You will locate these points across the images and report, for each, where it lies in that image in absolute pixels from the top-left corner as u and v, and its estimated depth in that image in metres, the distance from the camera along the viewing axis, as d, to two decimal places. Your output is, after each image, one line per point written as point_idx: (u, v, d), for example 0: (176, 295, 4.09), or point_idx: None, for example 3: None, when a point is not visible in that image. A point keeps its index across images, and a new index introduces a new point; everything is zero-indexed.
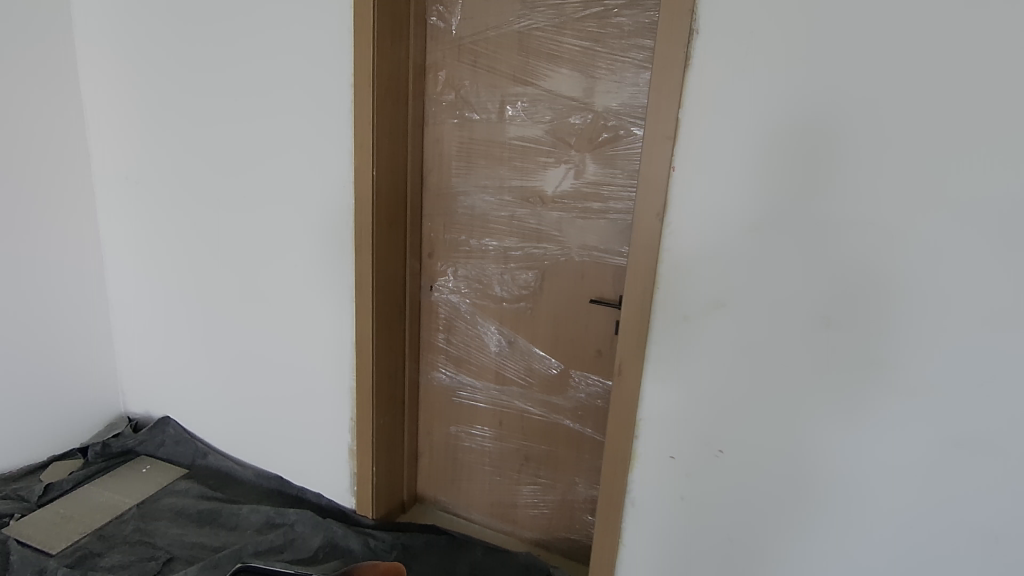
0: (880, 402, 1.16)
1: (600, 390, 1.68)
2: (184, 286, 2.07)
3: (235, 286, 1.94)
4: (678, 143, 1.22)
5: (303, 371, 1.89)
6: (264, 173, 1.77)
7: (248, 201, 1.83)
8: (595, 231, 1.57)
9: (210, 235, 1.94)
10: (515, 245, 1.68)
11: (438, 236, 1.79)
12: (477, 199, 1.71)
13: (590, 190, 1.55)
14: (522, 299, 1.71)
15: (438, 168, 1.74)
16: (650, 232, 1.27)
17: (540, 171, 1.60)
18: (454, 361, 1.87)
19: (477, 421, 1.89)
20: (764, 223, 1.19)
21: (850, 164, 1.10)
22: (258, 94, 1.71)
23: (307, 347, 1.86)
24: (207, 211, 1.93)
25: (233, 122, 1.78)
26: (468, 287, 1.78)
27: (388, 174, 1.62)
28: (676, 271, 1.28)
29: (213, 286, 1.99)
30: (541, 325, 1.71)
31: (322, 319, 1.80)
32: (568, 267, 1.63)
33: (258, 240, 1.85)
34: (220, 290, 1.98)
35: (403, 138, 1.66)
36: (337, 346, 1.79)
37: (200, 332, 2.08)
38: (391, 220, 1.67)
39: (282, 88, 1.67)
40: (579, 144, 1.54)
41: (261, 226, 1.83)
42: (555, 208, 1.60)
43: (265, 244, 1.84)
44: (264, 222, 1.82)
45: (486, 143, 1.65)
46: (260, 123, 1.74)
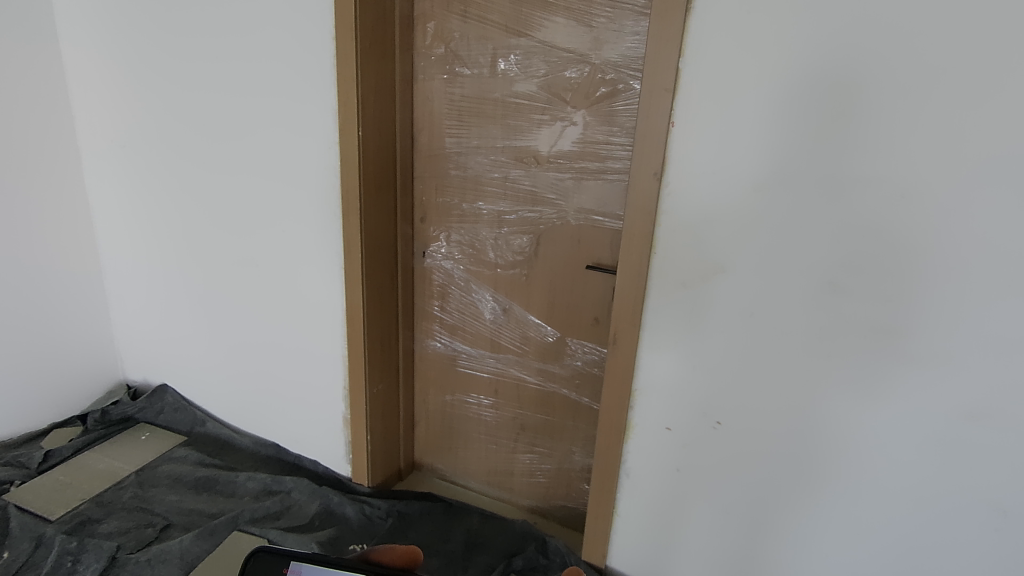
0: (888, 371, 1.10)
1: (598, 359, 1.63)
2: (175, 253, 2.02)
3: (226, 251, 1.89)
4: (678, 96, 1.14)
5: (296, 338, 1.85)
6: (250, 133, 1.70)
7: (236, 165, 1.76)
8: (593, 193, 1.49)
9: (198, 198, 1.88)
10: (509, 208, 1.61)
11: (430, 200, 1.72)
12: (469, 159, 1.63)
13: (588, 149, 1.47)
14: (517, 265, 1.65)
15: (429, 127, 1.66)
16: (647, 192, 1.19)
17: (535, 129, 1.52)
18: (449, 328, 1.83)
19: (474, 389, 1.85)
20: (768, 181, 1.11)
21: (863, 116, 1.02)
22: (239, 46, 1.62)
23: (301, 314, 1.82)
24: (195, 173, 1.86)
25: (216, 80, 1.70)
26: (461, 252, 1.72)
27: (375, 134, 1.55)
28: (674, 234, 1.20)
29: (204, 251, 1.95)
30: (537, 292, 1.65)
31: (314, 286, 1.75)
32: (565, 231, 1.55)
33: (246, 203, 1.78)
34: (211, 256, 1.94)
35: (392, 97, 1.58)
36: (330, 312, 1.76)
37: (195, 298, 2.05)
38: (380, 183, 1.61)
39: (263, 40, 1.57)
40: (576, 100, 1.45)
41: (250, 190, 1.77)
42: (550, 168, 1.52)
43: (253, 207, 1.78)
44: (252, 184, 1.76)
45: (478, 100, 1.57)
46: (242, 79, 1.65)
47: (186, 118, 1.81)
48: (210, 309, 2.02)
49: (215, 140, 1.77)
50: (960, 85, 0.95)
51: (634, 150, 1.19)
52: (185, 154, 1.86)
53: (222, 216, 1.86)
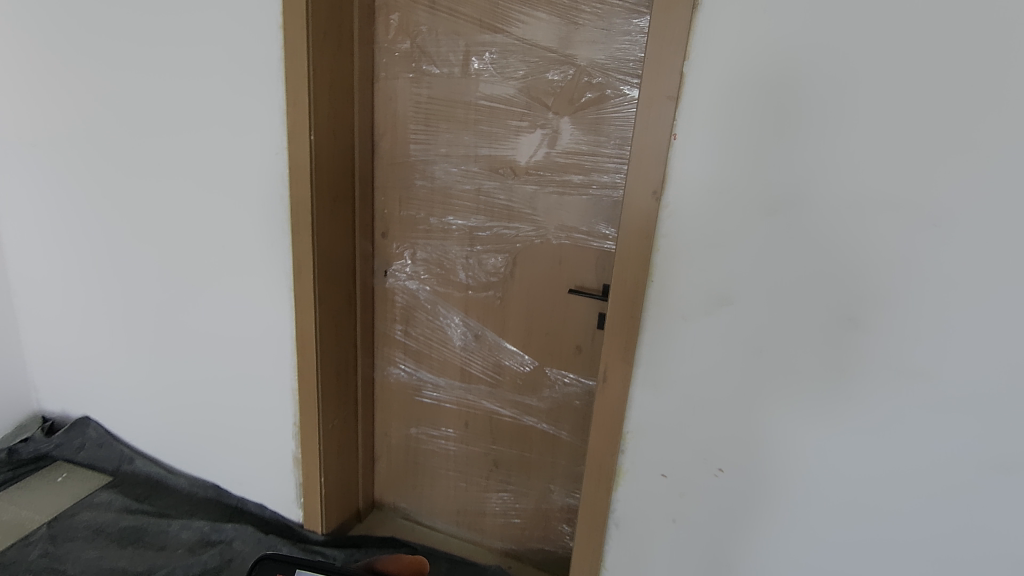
0: (911, 418, 0.99)
1: (580, 390, 1.48)
2: (94, 269, 1.76)
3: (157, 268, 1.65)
4: (682, 105, 1.00)
5: (238, 368, 1.63)
6: (183, 134, 1.46)
7: (167, 170, 1.52)
8: (576, 209, 1.34)
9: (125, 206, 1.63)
10: (482, 224, 1.44)
11: (393, 213, 1.54)
12: (438, 169, 1.45)
13: (571, 160, 1.32)
14: (490, 286, 1.48)
15: (392, 132, 1.47)
16: (644, 212, 1.05)
17: (511, 137, 1.36)
18: (414, 355, 1.65)
19: (442, 422, 1.68)
20: (782, 204, 0.98)
21: (891, 134, 0.90)
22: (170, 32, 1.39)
23: (241, 341, 1.59)
24: (117, 179, 1.61)
25: (143, 71, 1.46)
26: (428, 271, 1.54)
27: (330, 139, 1.35)
28: (673, 261, 1.06)
29: (130, 267, 1.69)
30: (513, 317, 1.49)
31: (258, 310, 1.53)
32: (544, 250, 1.40)
33: (179, 214, 1.54)
34: (141, 273, 1.69)
35: (350, 98, 1.39)
36: (276, 340, 1.53)
37: (121, 321, 1.79)
38: (336, 195, 1.41)
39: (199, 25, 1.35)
40: (559, 106, 1.30)
41: (183, 199, 1.53)
42: (529, 180, 1.37)
43: (188, 219, 1.54)
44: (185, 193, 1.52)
45: (448, 103, 1.39)
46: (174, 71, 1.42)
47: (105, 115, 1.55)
48: (137, 334, 1.76)
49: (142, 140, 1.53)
50: (1004, 100, 0.84)
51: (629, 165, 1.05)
52: (106, 156, 1.60)
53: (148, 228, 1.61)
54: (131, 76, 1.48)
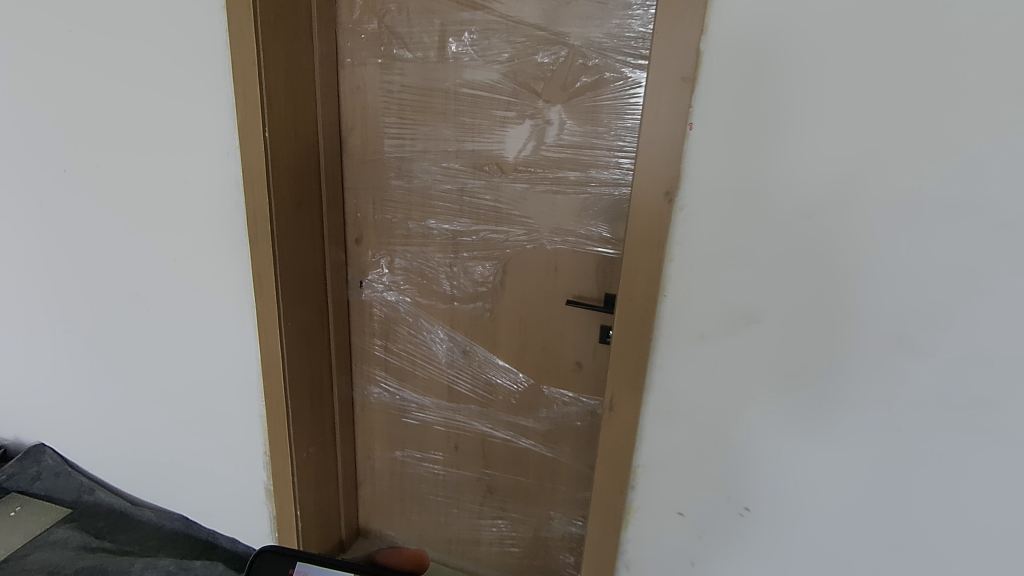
0: (970, 453, 0.85)
1: (580, 410, 1.33)
2: (26, 288, 1.54)
3: (97, 286, 1.44)
4: (698, 89, 0.83)
5: (201, 394, 1.45)
6: (114, 131, 1.25)
7: (97, 174, 1.30)
8: (572, 210, 1.18)
9: (49, 216, 1.39)
10: (466, 228, 1.28)
11: (367, 217, 1.37)
12: (415, 167, 1.29)
13: (566, 154, 1.16)
14: (478, 298, 1.33)
15: (362, 126, 1.30)
16: (655, 218, 0.89)
17: (497, 129, 1.19)
18: (395, 373, 1.49)
19: (429, 446, 1.53)
20: (821, 205, 0.82)
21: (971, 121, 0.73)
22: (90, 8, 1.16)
23: (204, 364, 1.41)
24: (38, 187, 1.37)
25: (59, 58, 1.23)
26: (408, 281, 1.38)
27: (289, 136, 1.18)
28: (690, 274, 0.90)
29: (66, 286, 1.48)
30: (504, 331, 1.33)
31: (220, 330, 1.36)
32: (537, 257, 1.24)
33: (118, 224, 1.33)
34: (78, 291, 1.47)
35: (311, 88, 1.21)
36: (243, 363, 1.36)
37: (62, 345, 1.58)
38: (300, 199, 1.24)
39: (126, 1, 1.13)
40: (550, 93, 1.13)
41: (120, 206, 1.31)
42: (517, 178, 1.20)
43: (127, 231, 1.33)
44: (121, 199, 1.31)
45: (424, 92, 1.23)
46: (97, 55, 1.19)
47: (18, 112, 1.32)
48: (85, 357, 1.56)
49: (65, 140, 1.30)
50: None
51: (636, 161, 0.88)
52: (22, 160, 1.36)
53: (84, 240, 1.39)
54: (43, 64, 1.24)
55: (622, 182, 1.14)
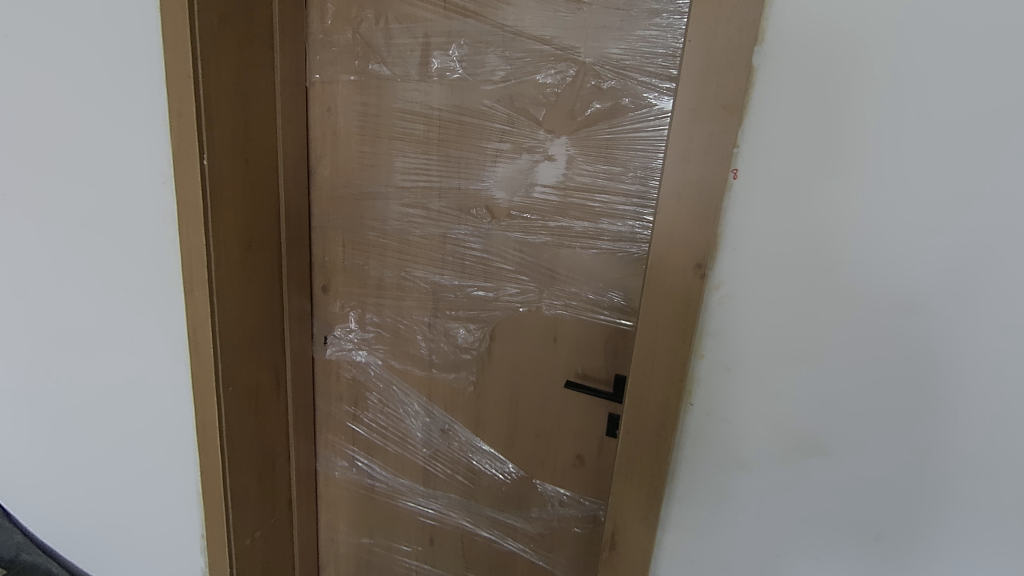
0: None
1: (581, 514, 1.06)
2: None
3: (23, 324, 1.22)
4: (748, 121, 0.58)
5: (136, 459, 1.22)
6: (38, 148, 1.04)
7: (20, 196, 1.09)
8: (576, 268, 0.94)
9: None
10: (449, 282, 1.05)
11: (336, 261, 1.15)
12: (390, 205, 1.07)
13: (571, 199, 0.92)
14: (460, 367, 1.08)
15: (333, 154, 1.09)
16: (681, 299, 0.63)
17: (486, 165, 0.96)
18: (363, 446, 1.25)
19: (400, 535, 1.28)
20: (926, 295, 0.56)
21: None
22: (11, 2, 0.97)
23: (138, 427, 1.18)
24: None
25: None
26: (380, 340, 1.15)
27: (237, 164, 0.97)
28: (728, 376, 0.64)
29: None
30: (491, 408, 1.08)
31: (156, 388, 1.13)
32: (532, 323, 1.00)
33: (42, 256, 1.12)
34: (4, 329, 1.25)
35: (271, 108, 1.01)
36: (181, 429, 1.14)
37: None
38: (251, 237, 1.03)
39: None
40: (552, 122, 0.90)
41: (45, 235, 1.10)
42: (511, 225, 0.97)
43: (53, 264, 1.12)
44: (47, 227, 1.10)
45: (404, 117, 1.01)
46: (20, 57, 1.00)
47: None
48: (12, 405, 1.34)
49: None
50: None
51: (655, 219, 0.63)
52: None
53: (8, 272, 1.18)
54: None
55: (641, 237, 0.89)
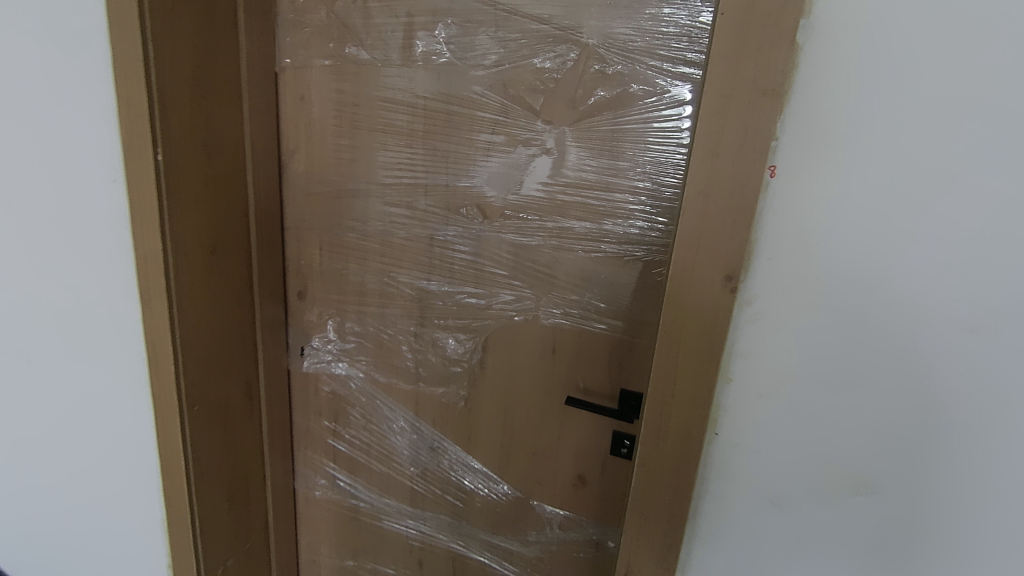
0: None
1: (582, 538, 0.98)
2: None
3: None
4: (788, 109, 0.49)
5: (85, 491, 1.08)
6: None
7: None
8: (577, 274, 0.85)
9: None
10: (437, 288, 0.96)
11: (312, 265, 1.05)
12: (371, 204, 0.97)
13: (572, 197, 0.83)
14: (450, 380, 0.99)
15: (306, 147, 0.99)
16: (706, 316, 0.54)
17: (477, 159, 0.87)
18: (345, 463, 1.16)
19: (386, 558, 1.19)
20: (996, 314, 0.48)
21: None
22: None
23: (88, 454, 1.04)
24: None
25: None
26: (362, 351, 1.06)
27: (196, 160, 0.86)
28: (759, 405, 0.56)
29: None
30: (484, 425, 1.00)
31: (108, 409, 1.00)
32: (529, 334, 0.91)
33: None
34: None
35: (236, 97, 0.91)
36: (138, 455, 1.01)
37: None
38: (215, 240, 0.92)
39: None
40: (551, 111, 0.81)
41: None
42: (505, 226, 0.88)
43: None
44: None
45: (385, 106, 0.91)
46: None
47: None
48: None
49: None
50: None
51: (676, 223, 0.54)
52: None
53: None
54: None
55: (649, 239, 0.80)
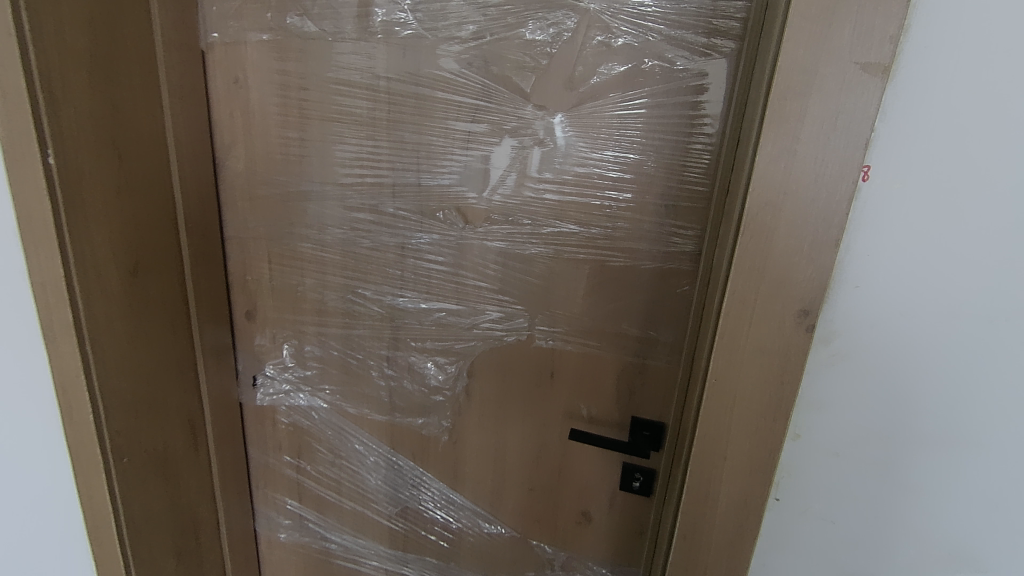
0: None
1: None
2: None
3: None
4: (891, 96, 0.39)
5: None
6: None
7: None
8: (578, 288, 0.73)
9: None
10: (411, 306, 0.82)
11: (261, 281, 0.89)
12: (327, 208, 0.81)
13: (571, 197, 0.70)
14: (431, 409, 0.86)
15: (245, 141, 0.82)
16: (776, 363, 0.42)
17: (455, 153, 0.72)
18: (312, 502, 1.02)
19: None
20: None
21: None
22: None
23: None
24: None
25: None
26: (325, 378, 0.91)
27: (103, 161, 0.69)
28: (837, 458, 0.46)
29: None
30: (472, 458, 0.87)
31: (17, 470, 0.82)
32: (523, 357, 0.78)
33: None
34: None
35: (153, 81, 0.73)
36: (60, 521, 0.84)
37: None
38: (136, 258, 0.76)
39: None
40: (544, 93, 0.67)
41: None
42: (491, 232, 0.74)
43: None
44: None
45: (339, 90, 0.75)
46: None
47: None
48: None
49: None
50: None
51: (736, 244, 0.41)
52: None
53: None
54: None
55: (667, 249, 0.68)
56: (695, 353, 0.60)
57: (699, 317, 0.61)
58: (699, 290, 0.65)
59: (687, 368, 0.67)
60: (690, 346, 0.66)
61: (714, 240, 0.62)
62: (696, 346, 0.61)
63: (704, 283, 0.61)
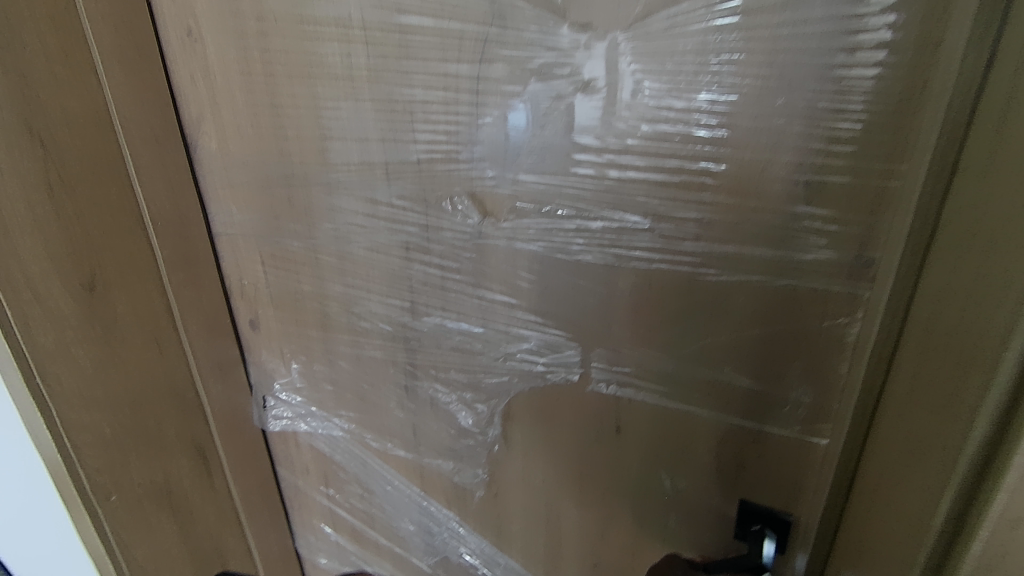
0: None
1: None
2: None
3: None
4: None
5: None
6: None
7: None
8: (655, 311, 0.48)
9: None
10: (426, 325, 0.60)
11: (258, 286, 0.72)
12: (313, 196, 0.61)
13: (637, 173, 0.44)
14: (461, 454, 0.65)
15: (213, 113, 0.63)
16: None
17: (463, 113, 0.48)
18: (348, 532, 0.88)
19: None
20: None
21: None
22: None
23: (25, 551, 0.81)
24: None
25: None
26: (340, 403, 0.74)
27: (18, 154, 0.53)
28: None
29: None
30: (517, 517, 0.66)
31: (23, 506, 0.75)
32: (577, 404, 0.55)
33: None
34: None
35: (75, 43, 0.56)
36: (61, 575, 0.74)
37: None
38: (91, 271, 0.61)
39: None
40: (590, 4, 0.41)
41: None
42: (520, 229, 0.50)
43: None
44: None
45: (305, 31, 0.53)
46: None
47: None
48: None
49: None
50: None
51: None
52: None
53: None
54: None
55: (805, 257, 0.42)
56: (919, 468, 0.33)
57: (927, 403, 0.33)
58: (886, 340, 0.39)
59: (857, 449, 0.43)
60: (869, 421, 0.42)
61: (927, 261, 0.36)
62: (917, 456, 0.33)
63: (920, 339, 0.35)
